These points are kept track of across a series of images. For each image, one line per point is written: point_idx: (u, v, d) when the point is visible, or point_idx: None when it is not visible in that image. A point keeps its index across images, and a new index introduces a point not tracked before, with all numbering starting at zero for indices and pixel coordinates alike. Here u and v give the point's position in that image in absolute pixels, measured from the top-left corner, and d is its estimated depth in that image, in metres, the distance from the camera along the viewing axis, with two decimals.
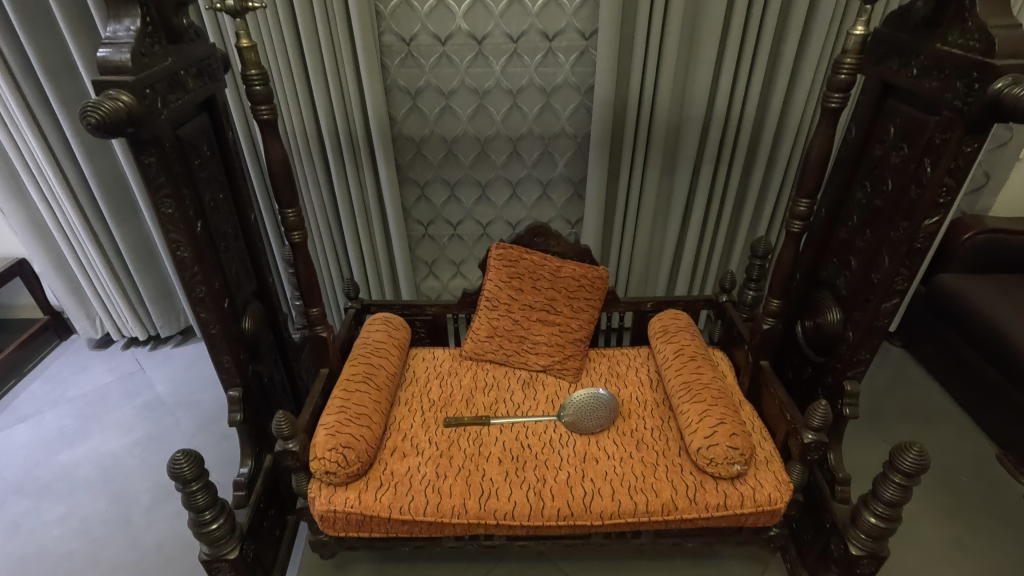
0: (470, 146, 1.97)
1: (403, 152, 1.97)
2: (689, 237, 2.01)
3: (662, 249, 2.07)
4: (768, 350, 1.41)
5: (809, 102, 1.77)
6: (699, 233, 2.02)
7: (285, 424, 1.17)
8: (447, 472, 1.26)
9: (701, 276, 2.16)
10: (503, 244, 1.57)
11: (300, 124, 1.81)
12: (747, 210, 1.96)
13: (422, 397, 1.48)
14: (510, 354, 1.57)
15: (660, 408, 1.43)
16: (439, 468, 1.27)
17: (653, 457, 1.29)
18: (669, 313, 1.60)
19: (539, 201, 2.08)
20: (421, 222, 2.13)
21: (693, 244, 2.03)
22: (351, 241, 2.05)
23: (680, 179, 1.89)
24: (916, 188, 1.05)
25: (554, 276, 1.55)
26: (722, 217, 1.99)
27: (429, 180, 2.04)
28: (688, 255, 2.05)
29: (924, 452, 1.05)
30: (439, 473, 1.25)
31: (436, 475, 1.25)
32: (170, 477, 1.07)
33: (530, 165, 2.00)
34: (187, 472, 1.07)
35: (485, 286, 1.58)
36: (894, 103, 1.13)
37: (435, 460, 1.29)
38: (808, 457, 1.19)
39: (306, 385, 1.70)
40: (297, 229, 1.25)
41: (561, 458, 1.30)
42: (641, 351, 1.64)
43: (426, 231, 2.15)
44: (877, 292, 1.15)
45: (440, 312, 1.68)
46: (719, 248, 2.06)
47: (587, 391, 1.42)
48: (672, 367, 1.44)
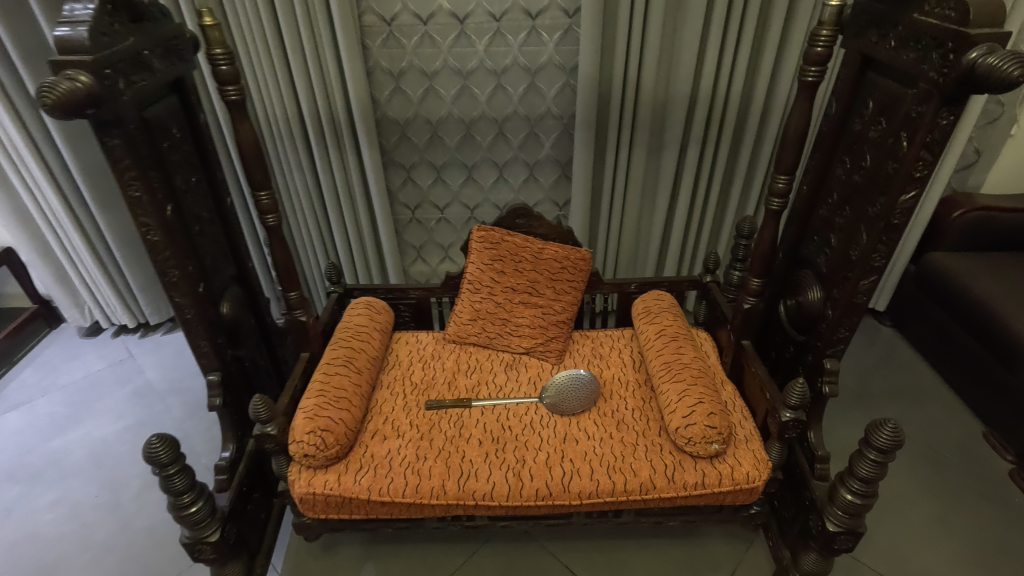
0: (456, 128, 1.94)
1: (387, 135, 1.95)
2: (676, 216, 1.99)
3: (650, 231, 2.06)
4: (750, 329, 1.41)
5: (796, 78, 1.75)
6: (687, 213, 2.01)
7: (263, 408, 1.17)
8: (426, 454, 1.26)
9: (691, 255, 2.14)
10: (485, 227, 1.57)
11: (280, 106, 1.78)
12: (733, 189, 1.95)
13: (404, 380, 1.49)
14: (493, 336, 1.57)
15: (642, 389, 1.43)
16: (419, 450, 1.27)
17: (633, 437, 1.29)
18: (652, 295, 1.59)
19: (526, 183, 2.06)
20: (408, 206, 2.12)
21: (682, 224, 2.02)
22: (332, 225, 2.04)
23: (667, 159, 1.87)
24: (892, 163, 1.04)
25: (536, 259, 1.55)
26: (709, 198, 1.97)
27: (415, 163, 2.02)
28: (677, 235, 2.04)
29: (900, 427, 1.05)
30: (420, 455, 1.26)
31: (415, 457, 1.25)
32: (146, 461, 1.07)
33: (516, 147, 1.98)
34: (163, 455, 1.07)
35: (468, 269, 1.57)
36: (873, 77, 1.11)
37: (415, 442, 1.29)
38: (787, 435, 1.19)
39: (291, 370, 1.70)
40: (271, 212, 1.23)
41: (541, 439, 1.30)
42: (624, 332, 1.64)
43: (413, 215, 2.14)
44: (855, 269, 1.14)
45: (424, 296, 1.68)
46: (707, 229, 2.04)
47: (568, 372, 1.43)
48: (654, 348, 1.44)
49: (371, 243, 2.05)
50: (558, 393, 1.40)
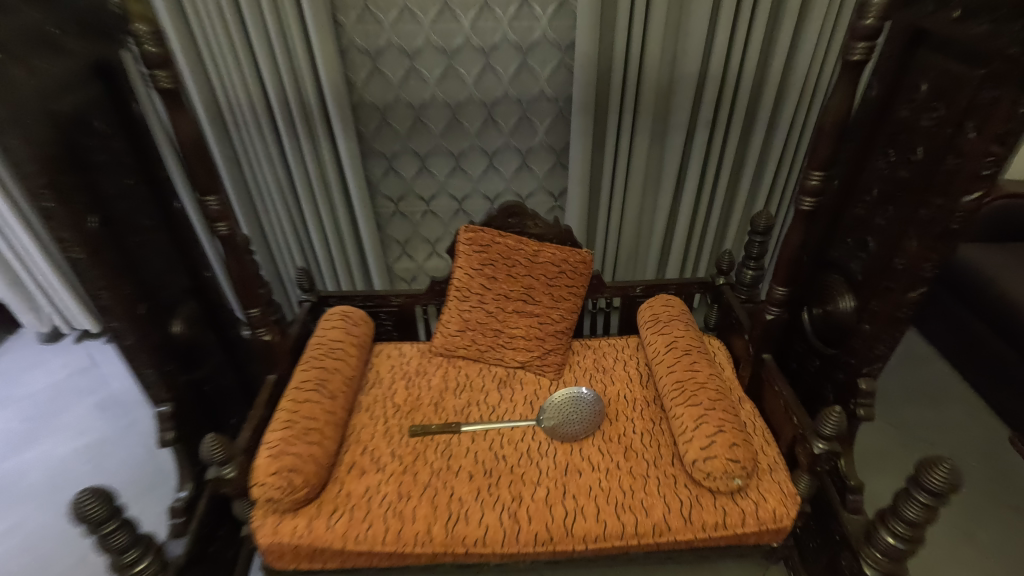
0: (441, 112, 1.75)
1: (365, 121, 1.76)
2: (683, 208, 1.82)
3: (652, 225, 1.89)
4: (772, 341, 1.25)
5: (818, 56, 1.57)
6: (694, 205, 1.84)
7: (218, 448, 1.02)
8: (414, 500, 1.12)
9: (699, 250, 1.97)
10: (474, 227, 1.40)
11: (244, 91, 1.59)
12: (744, 179, 1.77)
13: (386, 401, 1.33)
14: (484, 349, 1.41)
15: (651, 409, 1.28)
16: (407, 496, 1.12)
17: (643, 468, 1.14)
18: (660, 299, 1.44)
19: (519, 172, 1.88)
20: (390, 199, 1.93)
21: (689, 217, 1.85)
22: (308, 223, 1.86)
23: (672, 146, 1.70)
24: (953, 158, 0.88)
25: (531, 262, 1.38)
26: (717, 188, 1.80)
27: (396, 152, 1.83)
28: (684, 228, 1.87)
29: (955, 468, 0.90)
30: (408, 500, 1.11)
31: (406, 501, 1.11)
32: (76, 519, 0.91)
33: (507, 133, 1.80)
34: (95, 513, 0.91)
35: (455, 274, 1.41)
36: (926, 54, 0.94)
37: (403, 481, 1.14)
38: (818, 469, 1.05)
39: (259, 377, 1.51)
40: (222, 220, 1.06)
41: (540, 471, 1.15)
42: (629, 341, 1.49)
43: (397, 208, 1.95)
44: (900, 280, 0.98)
45: (407, 303, 1.51)
46: (714, 222, 1.88)
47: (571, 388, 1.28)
48: (664, 363, 1.29)
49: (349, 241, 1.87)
50: (562, 415, 1.25)
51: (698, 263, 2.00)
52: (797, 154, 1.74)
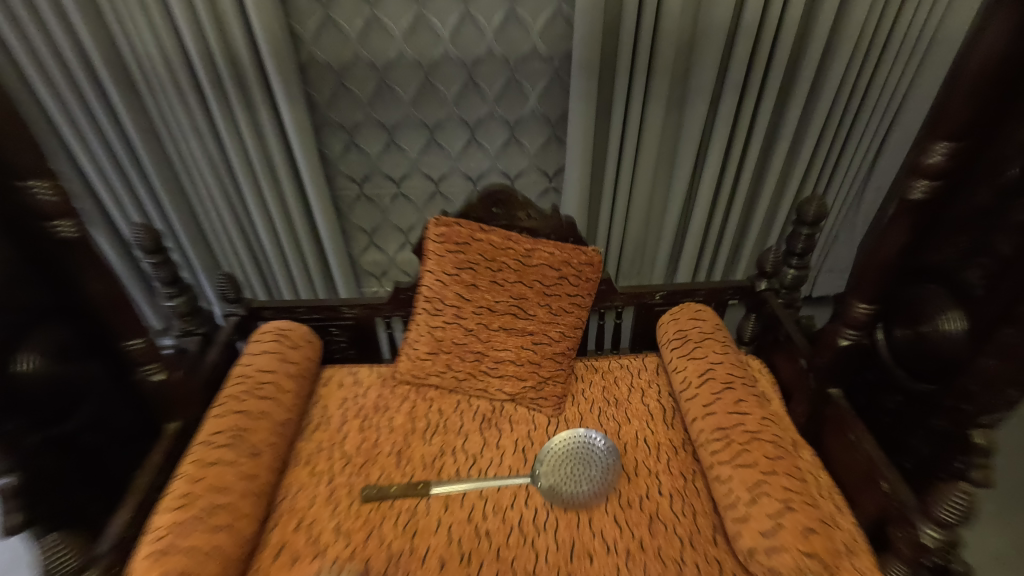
0: (412, 75, 1.40)
1: (318, 86, 1.40)
2: (703, 195, 1.48)
3: (663, 215, 1.55)
4: (843, 373, 0.94)
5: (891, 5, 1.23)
6: (720, 190, 1.50)
7: (61, 553, 0.68)
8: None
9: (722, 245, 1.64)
10: (446, 218, 1.07)
11: (153, 43, 1.16)
12: (781, 157, 1.44)
13: (334, 450, 1.01)
14: (462, 377, 1.10)
15: (681, 459, 0.98)
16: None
17: (676, 550, 0.84)
18: (688, 309, 1.13)
19: (506, 147, 1.53)
20: (353, 180, 1.57)
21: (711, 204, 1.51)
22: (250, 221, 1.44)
23: (693, 117, 1.36)
24: None
25: (521, 265, 1.06)
26: (743, 171, 1.47)
27: (358, 123, 1.47)
28: (704, 219, 1.54)
29: None
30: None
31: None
32: None
33: (491, 100, 1.45)
34: None
35: (423, 280, 1.09)
36: None
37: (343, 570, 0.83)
38: (925, 562, 0.74)
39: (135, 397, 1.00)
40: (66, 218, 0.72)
41: (536, 554, 0.85)
42: (647, 361, 1.18)
43: (361, 192, 1.59)
44: None
45: (365, 315, 1.19)
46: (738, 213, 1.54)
47: (576, 435, 1.00)
48: (697, 399, 0.98)
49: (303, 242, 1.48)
50: (566, 471, 0.95)
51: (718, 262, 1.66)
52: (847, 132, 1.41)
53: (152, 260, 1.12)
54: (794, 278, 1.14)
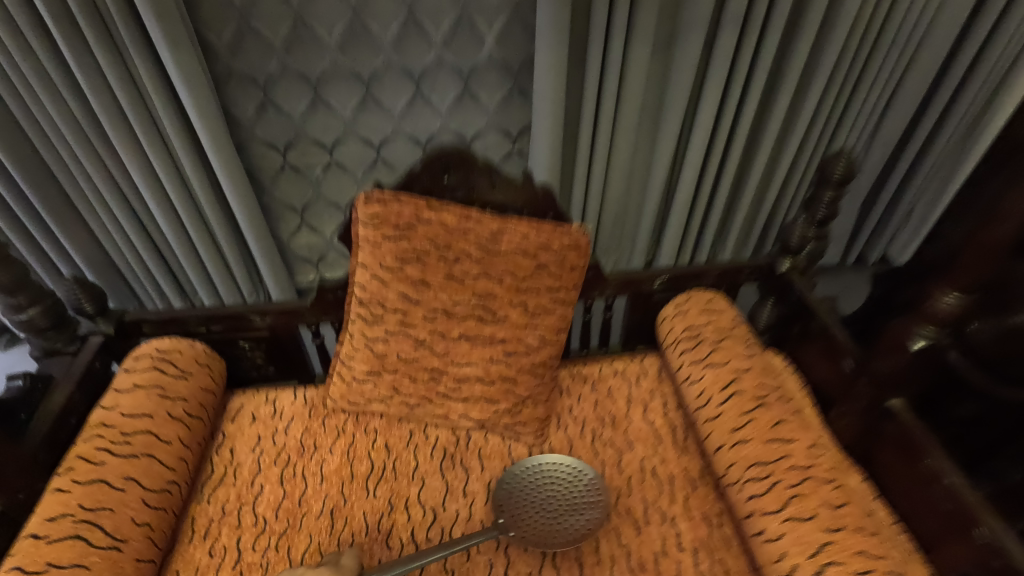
0: (334, 11, 0.95)
1: (199, 16, 0.92)
2: (714, 167, 1.09)
3: (647, 193, 1.15)
4: (913, 383, 0.73)
5: None
6: (740, 159, 1.10)
7: None
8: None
9: (745, 232, 1.25)
10: (380, 194, 0.79)
11: None
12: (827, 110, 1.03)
13: (243, 512, 0.75)
14: (414, 403, 0.84)
15: (704, 498, 0.76)
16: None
17: None
18: (697, 300, 0.91)
19: (460, 103, 1.08)
20: (275, 147, 1.09)
21: (731, 179, 1.12)
22: (115, 222, 0.98)
23: (692, 54, 0.95)
24: None
25: (487, 253, 0.80)
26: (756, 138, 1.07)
27: (271, 76, 1.00)
28: (722, 198, 1.15)
29: None
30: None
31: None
32: None
33: (439, 40, 1.00)
34: None
35: (356, 279, 0.82)
36: None
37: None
38: None
39: None
40: None
41: None
42: (647, 364, 0.95)
43: (284, 163, 1.10)
44: None
45: (284, 325, 0.91)
46: (744, 197, 1.15)
47: (536, 460, 0.78)
48: (723, 421, 0.75)
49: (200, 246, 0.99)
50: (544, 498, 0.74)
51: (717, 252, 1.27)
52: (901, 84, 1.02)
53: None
54: (812, 254, 0.93)
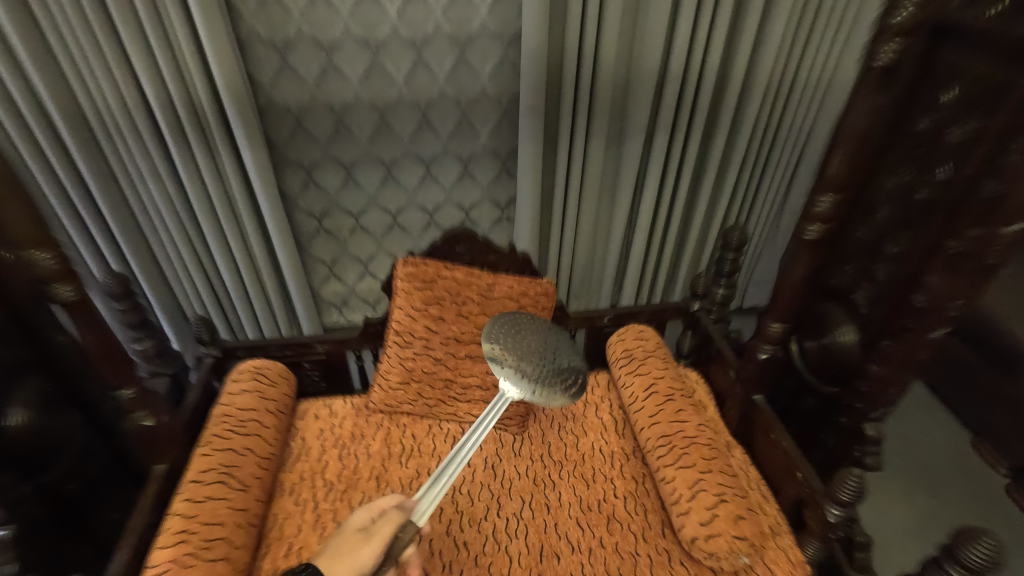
0: (366, 116, 1.34)
1: (273, 127, 1.31)
2: (652, 227, 1.52)
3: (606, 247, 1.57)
4: (765, 382, 1.10)
5: (809, 55, 1.33)
6: (671, 221, 1.54)
7: None
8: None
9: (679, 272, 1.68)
10: (413, 259, 1.16)
11: (104, 86, 1.11)
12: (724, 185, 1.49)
13: (316, 477, 1.08)
14: (433, 403, 1.19)
15: (632, 464, 1.11)
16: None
17: (632, 544, 0.97)
18: (632, 330, 1.27)
19: (460, 181, 1.48)
20: (311, 215, 1.47)
21: (665, 234, 1.56)
22: (195, 274, 1.41)
23: (631, 152, 1.38)
24: (989, 183, 0.74)
25: (485, 297, 1.17)
26: (677, 204, 1.50)
27: (316, 162, 1.39)
28: (661, 248, 1.58)
29: (999, 542, 0.77)
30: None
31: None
32: None
33: (445, 137, 1.40)
34: None
35: (392, 315, 1.17)
36: (946, 57, 0.79)
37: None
38: (831, 536, 0.92)
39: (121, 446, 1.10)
40: (64, 283, 0.75)
41: (508, 560, 0.95)
42: (598, 377, 1.31)
43: (319, 227, 1.49)
44: (921, 319, 0.85)
45: (336, 350, 1.26)
46: (673, 244, 1.58)
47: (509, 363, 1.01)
48: (645, 411, 1.11)
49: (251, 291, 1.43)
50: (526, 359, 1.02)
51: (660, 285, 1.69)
52: (769, 165, 1.48)
53: (118, 304, 1.07)
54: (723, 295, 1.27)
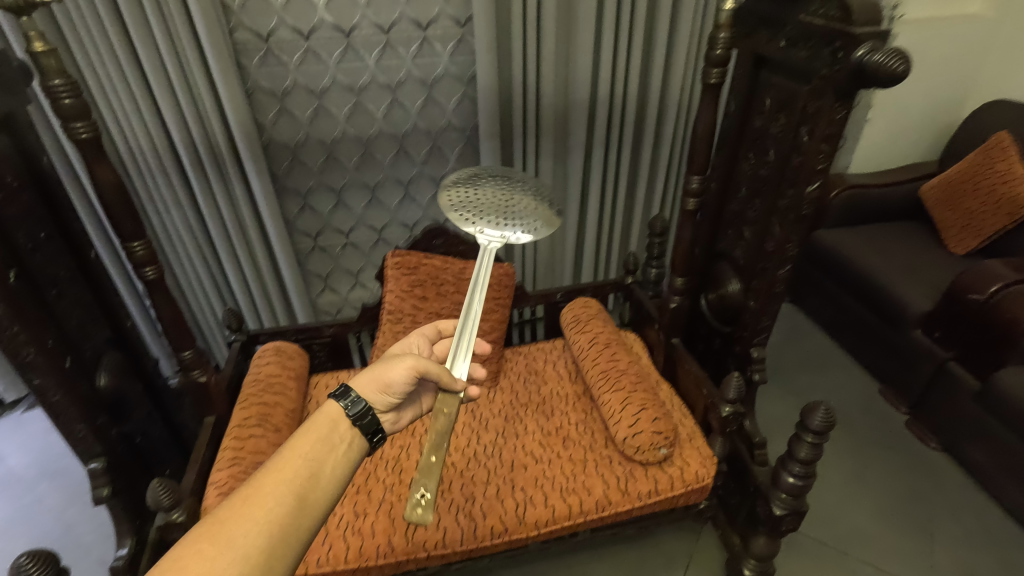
0: (353, 147, 1.64)
1: (276, 160, 1.61)
2: (597, 223, 1.85)
3: (563, 243, 1.88)
4: (678, 326, 1.45)
5: (702, 80, 1.68)
6: (613, 217, 1.87)
7: (165, 493, 1.00)
8: (312, 475, 0.63)
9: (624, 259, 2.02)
10: (400, 252, 1.46)
11: (145, 135, 1.41)
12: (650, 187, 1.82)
13: None
14: None
15: (582, 400, 1.41)
16: (274, 475, 0.61)
17: (582, 453, 1.26)
18: (579, 301, 1.57)
19: (435, 198, 1.80)
20: (308, 234, 1.77)
21: (608, 228, 1.89)
22: (213, 284, 1.70)
23: (573, 165, 1.70)
24: (797, 157, 1.06)
25: (458, 278, 1.48)
26: (617, 202, 1.83)
27: (311, 188, 1.68)
28: (606, 239, 1.91)
29: (830, 409, 1.09)
30: (271, 503, 0.59)
31: (281, 499, 0.60)
32: (151, 505, 0.99)
33: (420, 162, 1.71)
34: (166, 498, 1.00)
35: (385, 298, 1.46)
36: (766, 75, 1.13)
37: (302, 453, 0.65)
38: (728, 429, 1.22)
39: (169, 417, 1.35)
40: (149, 264, 1.04)
41: (487, 471, 1.23)
42: (556, 343, 1.62)
43: (315, 243, 1.79)
44: (772, 260, 1.16)
45: (340, 332, 1.54)
46: (618, 235, 1.91)
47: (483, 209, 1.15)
48: (589, 358, 1.42)
49: (260, 296, 1.72)
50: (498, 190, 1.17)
51: (611, 269, 2.01)
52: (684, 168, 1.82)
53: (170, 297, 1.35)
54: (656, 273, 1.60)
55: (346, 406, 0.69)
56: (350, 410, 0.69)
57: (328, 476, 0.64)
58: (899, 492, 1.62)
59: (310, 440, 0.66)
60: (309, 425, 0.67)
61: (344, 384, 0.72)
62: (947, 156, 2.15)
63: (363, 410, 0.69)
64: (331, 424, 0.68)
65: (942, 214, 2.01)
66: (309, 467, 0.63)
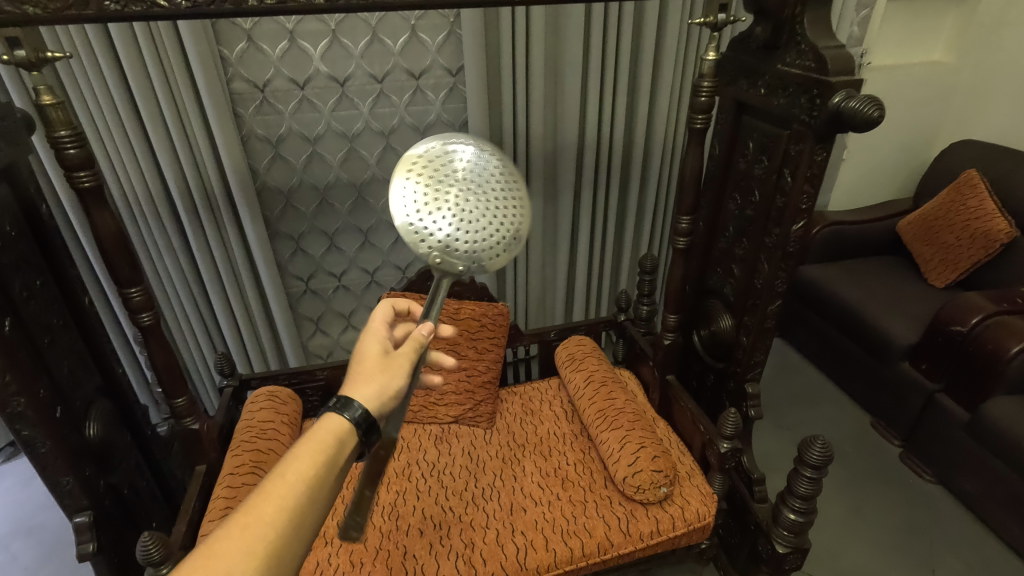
0: (346, 193, 1.67)
1: (269, 205, 1.63)
2: (587, 262, 1.87)
3: (555, 283, 1.90)
4: (672, 364, 1.45)
5: (684, 125, 1.75)
6: (602, 256, 1.90)
7: (155, 547, 0.96)
8: (310, 501, 0.56)
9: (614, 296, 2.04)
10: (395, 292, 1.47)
11: (139, 181, 1.42)
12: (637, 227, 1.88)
13: None
14: (417, 410, 1.48)
15: (580, 440, 1.40)
16: (275, 503, 0.53)
17: (582, 494, 1.25)
18: (573, 340, 1.58)
19: None
20: (299, 277, 1.77)
21: (598, 267, 1.92)
22: (205, 329, 1.69)
23: (564, 206, 1.74)
24: (780, 198, 1.10)
25: (454, 319, 1.48)
26: (606, 242, 1.87)
27: (304, 232, 1.70)
28: (596, 278, 1.94)
29: (827, 444, 1.10)
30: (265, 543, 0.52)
31: (279, 535, 0.53)
32: (140, 562, 0.95)
33: None
34: (156, 553, 0.96)
35: None
36: (748, 120, 1.18)
37: (302, 474, 0.56)
38: (727, 465, 1.21)
39: (156, 468, 1.31)
40: (145, 310, 1.04)
41: (486, 515, 1.21)
42: (551, 382, 1.62)
43: (307, 286, 1.79)
44: (761, 296, 1.19)
45: (333, 374, 1.52)
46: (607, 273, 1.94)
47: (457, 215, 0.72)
48: (585, 397, 1.42)
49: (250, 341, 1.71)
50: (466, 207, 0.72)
51: (601, 308, 2.03)
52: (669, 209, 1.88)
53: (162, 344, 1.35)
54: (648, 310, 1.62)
55: (351, 422, 0.61)
56: (357, 429, 0.61)
57: (326, 505, 0.57)
58: (898, 527, 1.61)
59: (311, 460, 0.57)
60: (310, 440, 0.59)
61: (344, 394, 0.62)
62: (920, 194, 2.23)
63: (371, 427, 0.62)
64: (338, 442, 0.60)
65: (919, 249, 2.08)
66: (310, 492, 0.56)
